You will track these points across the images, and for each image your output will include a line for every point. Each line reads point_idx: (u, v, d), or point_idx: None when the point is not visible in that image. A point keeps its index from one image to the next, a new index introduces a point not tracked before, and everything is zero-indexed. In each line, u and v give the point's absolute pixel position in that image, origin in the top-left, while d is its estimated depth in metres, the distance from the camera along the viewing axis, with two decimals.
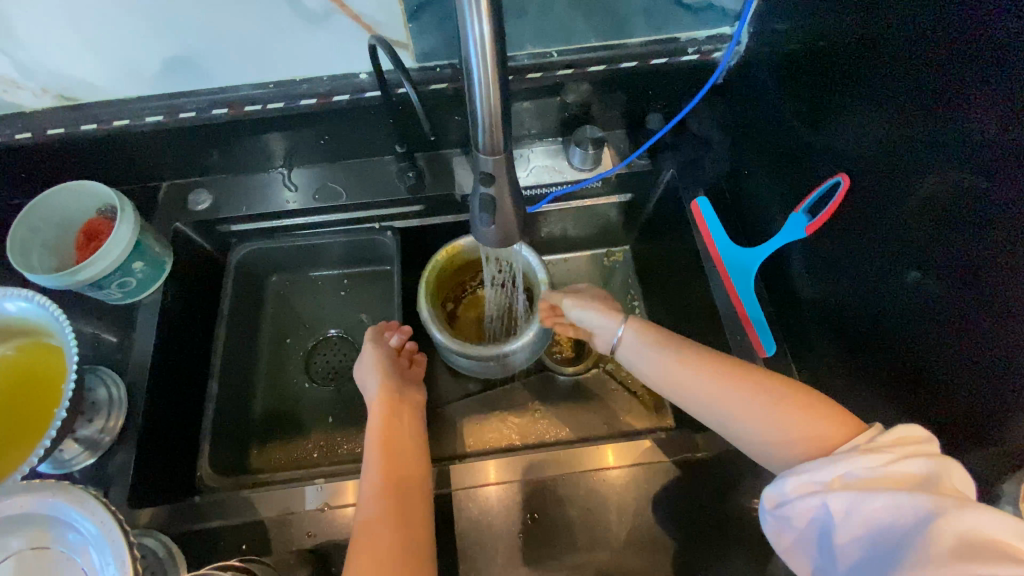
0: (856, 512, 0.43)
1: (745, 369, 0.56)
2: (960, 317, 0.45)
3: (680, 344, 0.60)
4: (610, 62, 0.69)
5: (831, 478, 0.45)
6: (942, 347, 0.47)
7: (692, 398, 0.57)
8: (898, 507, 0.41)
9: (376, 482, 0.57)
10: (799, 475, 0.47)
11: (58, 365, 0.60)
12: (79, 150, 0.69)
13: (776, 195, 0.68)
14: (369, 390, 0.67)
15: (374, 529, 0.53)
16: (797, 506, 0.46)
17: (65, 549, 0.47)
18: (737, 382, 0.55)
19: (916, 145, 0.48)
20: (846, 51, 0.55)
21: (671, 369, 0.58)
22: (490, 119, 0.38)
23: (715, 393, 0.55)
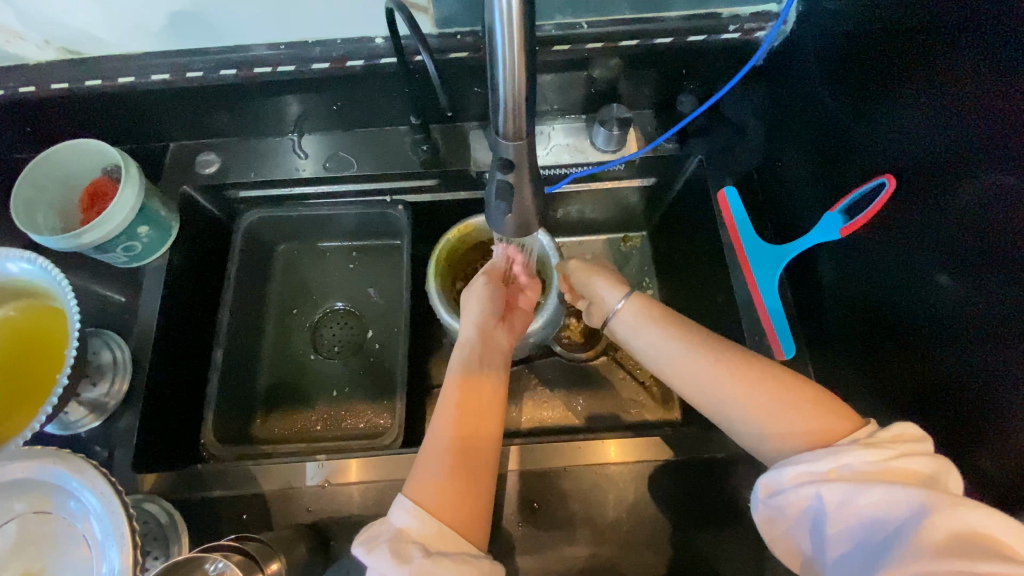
0: (852, 503, 0.40)
1: (748, 359, 0.50)
2: (997, 337, 0.42)
3: (688, 328, 0.54)
4: (642, 37, 0.64)
5: (829, 469, 0.42)
6: (979, 369, 0.44)
7: (701, 394, 0.50)
8: (894, 500, 0.39)
9: (448, 424, 0.51)
10: (796, 464, 0.43)
11: (61, 328, 0.59)
12: (83, 106, 0.66)
13: (811, 190, 0.64)
14: (467, 319, 0.62)
15: (434, 476, 0.47)
16: (794, 495, 0.43)
17: (67, 516, 0.47)
18: (750, 381, 0.48)
19: (967, 148, 0.44)
20: (901, 37, 0.50)
21: (681, 355, 0.52)
22: (513, 102, 0.35)
23: (719, 380, 0.49)
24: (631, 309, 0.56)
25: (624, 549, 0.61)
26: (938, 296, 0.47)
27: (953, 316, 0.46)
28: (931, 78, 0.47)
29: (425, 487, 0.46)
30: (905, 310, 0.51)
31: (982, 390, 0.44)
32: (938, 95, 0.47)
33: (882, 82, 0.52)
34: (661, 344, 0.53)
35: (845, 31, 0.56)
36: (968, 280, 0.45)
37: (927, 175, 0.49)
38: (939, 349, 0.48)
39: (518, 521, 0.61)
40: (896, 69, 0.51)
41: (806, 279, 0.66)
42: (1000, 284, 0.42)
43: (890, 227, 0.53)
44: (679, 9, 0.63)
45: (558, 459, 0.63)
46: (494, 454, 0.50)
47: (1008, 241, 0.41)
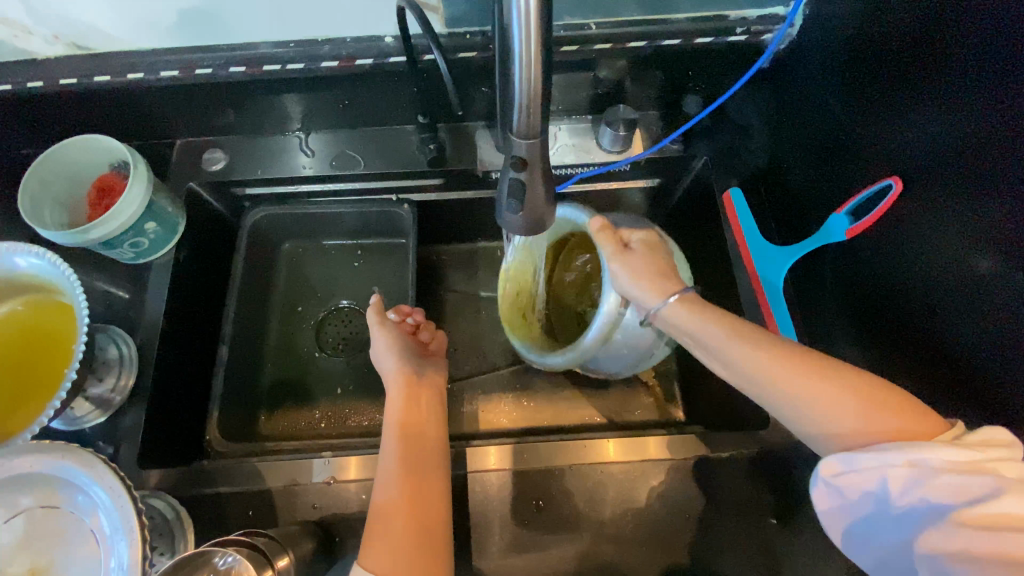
0: (917, 490, 0.38)
1: (833, 365, 0.45)
2: (1002, 338, 0.43)
3: (755, 331, 0.49)
4: (650, 38, 0.65)
5: (901, 460, 0.39)
6: (984, 369, 0.44)
7: (773, 396, 0.46)
8: (969, 489, 0.37)
9: (394, 459, 0.55)
10: (865, 453, 0.40)
11: (68, 323, 0.59)
12: (92, 102, 0.66)
13: (817, 191, 0.64)
14: (386, 368, 0.65)
15: (391, 506, 0.51)
16: (857, 477, 0.40)
17: (75, 510, 0.47)
18: (835, 384, 0.43)
19: (972, 151, 0.45)
20: (907, 41, 0.50)
21: (756, 360, 0.47)
22: (527, 101, 0.35)
23: (800, 393, 0.44)
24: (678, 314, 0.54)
25: (629, 548, 0.62)
26: (944, 297, 0.48)
27: (959, 316, 0.47)
28: (936, 82, 0.48)
29: (378, 545, 0.49)
30: (909, 310, 0.52)
31: (985, 392, 0.44)
32: (943, 98, 0.47)
33: (888, 84, 0.53)
34: (749, 359, 0.47)
35: (851, 34, 0.57)
36: (972, 281, 0.45)
37: (934, 177, 0.49)
38: (945, 350, 0.48)
39: (523, 519, 0.61)
40: (903, 73, 0.51)
41: (809, 281, 0.67)
42: (1004, 286, 0.43)
43: (894, 230, 0.54)
44: (686, 11, 0.64)
45: (561, 458, 0.63)
46: (441, 481, 0.54)
47: (1010, 243, 0.42)
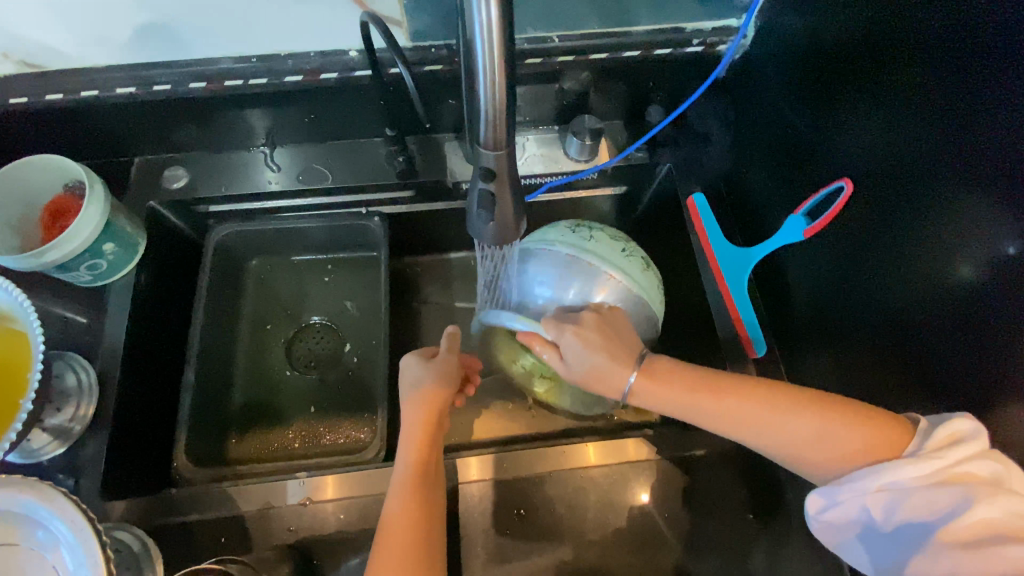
0: (894, 513, 0.44)
1: (789, 392, 0.51)
2: (956, 331, 0.46)
3: (730, 383, 0.53)
4: (612, 50, 0.66)
5: (873, 485, 0.45)
6: (942, 354, 0.47)
7: (730, 418, 0.52)
8: (938, 501, 0.43)
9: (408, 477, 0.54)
10: (842, 485, 0.47)
11: (23, 352, 0.57)
12: (41, 120, 0.64)
13: (776, 195, 0.67)
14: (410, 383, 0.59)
15: (387, 540, 0.50)
16: (840, 509, 0.47)
17: (33, 547, 0.45)
18: (783, 400, 0.51)
19: (917, 152, 0.48)
20: (851, 52, 0.53)
21: (730, 413, 0.52)
22: (493, 112, 0.36)
23: (773, 423, 0.50)
24: (665, 391, 0.53)
25: (610, 552, 0.62)
26: (903, 292, 0.51)
27: (916, 309, 0.49)
28: (878, 90, 0.51)
29: None
30: (869, 305, 0.55)
31: (943, 377, 0.47)
32: (886, 103, 0.50)
33: (838, 92, 0.56)
34: (732, 411, 0.52)
35: (801, 45, 0.60)
36: (929, 276, 0.48)
37: (884, 178, 0.52)
38: (905, 345, 0.51)
39: (505, 529, 0.61)
40: (849, 83, 0.54)
41: (773, 280, 0.69)
42: (959, 283, 0.46)
43: (849, 230, 0.56)
44: (646, 23, 0.66)
45: (541, 464, 0.63)
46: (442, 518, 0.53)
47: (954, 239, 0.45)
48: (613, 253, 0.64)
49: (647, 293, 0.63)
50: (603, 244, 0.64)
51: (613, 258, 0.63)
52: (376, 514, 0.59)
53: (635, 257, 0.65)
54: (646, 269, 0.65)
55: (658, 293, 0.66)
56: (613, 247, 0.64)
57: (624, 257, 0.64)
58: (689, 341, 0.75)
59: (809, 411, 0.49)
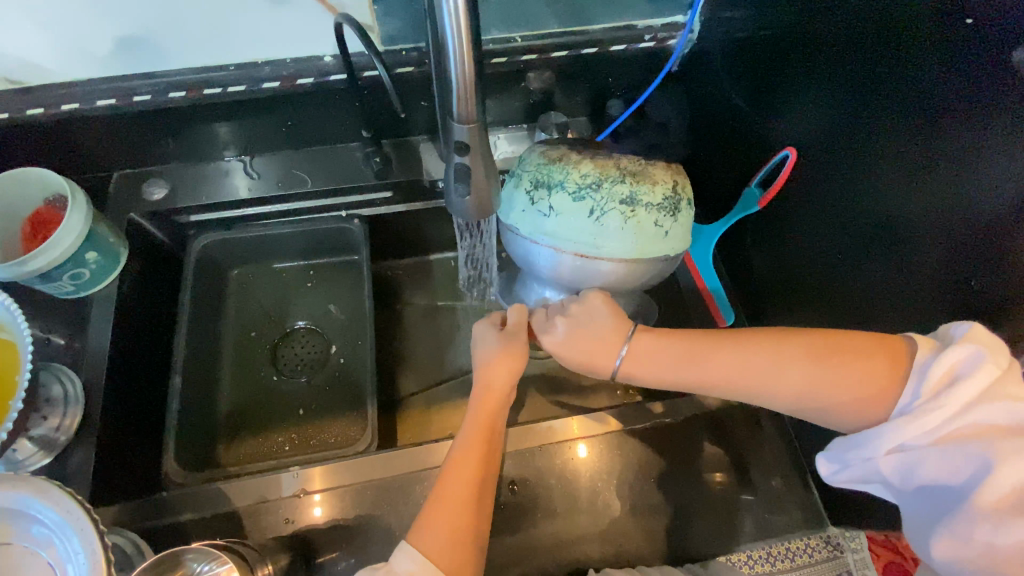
0: (909, 476, 0.42)
1: (773, 336, 0.49)
2: (909, 271, 0.49)
3: (713, 341, 0.52)
4: (572, 48, 0.71)
5: (883, 449, 0.43)
6: (886, 302, 0.52)
7: (720, 378, 0.50)
8: (955, 462, 0.40)
9: (479, 445, 0.52)
10: (851, 450, 0.45)
11: (7, 360, 0.57)
12: (21, 137, 0.65)
13: (733, 173, 0.72)
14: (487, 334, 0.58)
15: (451, 484, 0.50)
16: (853, 473, 0.45)
17: (28, 544, 0.44)
18: (769, 347, 0.49)
19: (843, 118, 0.53)
20: (784, 35, 0.59)
21: (723, 374, 0.50)
22: (463, 87, 0.39)
23: (768, 373, 0.48)
24: (649, 374, 0.52)
25: (604, 523, 0.63)
26: (858, 244, 0.54)
27: (859, 261, 0.55)
28: (809, 67, 0.56)
29: (433, 526, 0.47)
30: (821, 264, 0.60)
31: (888, 323, 0.52)
32: (817, 78, 0.55)
33: (776, 73, 0.61)
34: (725, 370, 0.50)
35: (741, 34, 0.65)
36: (873, 227, 0.52)
37: (821, 145, 0.57)
38: (856, 296, 0.56)
39: (499, 508, 0.63)
40: (784, 64, 0.60)
41: (738, 253, 0.74)
42: (894, 229, 0.50)
43: (799, 195, 0.61)
44: (600, 22, 0.71)
45: (531, 439, 0.65)
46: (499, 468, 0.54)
47: (884, 193, 0.50)
48: (579, 223, 0.56)
49: (636, 250, 0.57)
50: (565, 218, 0.56)
51: (581, 231, 0.56)
52: (371, 499, 0.60)
53: (609, 213, 0.55)
54: (625, 219, 0.56)
55: (654, 235, 0.57)
56: (577, 214, 0.56)
57: (594, 221, 0.56)
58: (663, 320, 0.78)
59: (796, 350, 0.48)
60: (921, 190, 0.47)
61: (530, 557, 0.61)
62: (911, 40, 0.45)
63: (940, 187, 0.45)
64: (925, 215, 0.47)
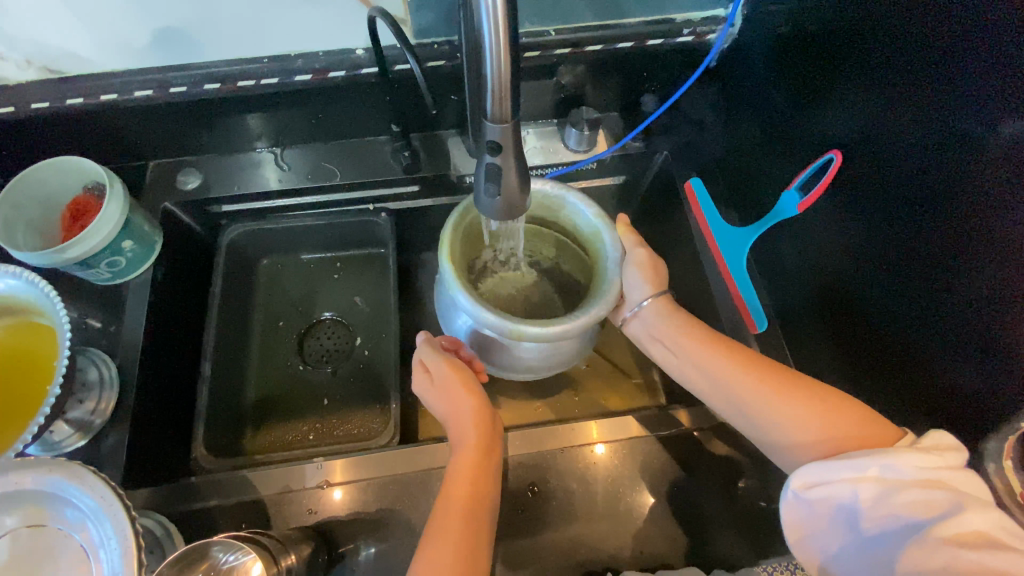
0: (885, 504, 0.41)
1: (785, 379, 0.52)
2: (947, 293, 0.47)
3: (730, 347, 0.56)
4: (607, 42, 0.69)
5: (867, 472, 0.43)
6: (921, 326, 0.49)
7: (733, 398, 0.54)
8: (933, 500, 0.40)
9: (470, 461, 0.54)
10: (837, 463, 0.44)
11: (49, 344, 0.59)
12: (62, 125, 0.67)
13: (770, 174, 0.69)
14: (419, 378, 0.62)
15: (441, 526, 0.50)
16: (826, 490, 0.44)
17: (62, 527, 0.46)
18: (769, 385, 0.52)
19: (902, 122, 0.50)
20: (837, 31, 0.56)
21: (731, 388, 0.54)
22: (498, 86, 0.38)
23: (761, 413, 0.52)
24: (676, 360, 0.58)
25: (623, 529, 0.63)
26: (884, 269, 0.53)
27: (898, 279, 0.52)
28: (860, 66, 0.54)
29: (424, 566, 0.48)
30: (855, 278, 0.57)
31: (924, 350, 0.49)
32: (869, 79, 0.53)
33: (825, 70, 0.58)
34: (733, 387, 0.54)
35: (785, 30, 0.63)
36: (899, 256, 0.51)
37: (869, 148, 0.54)
38: (889, 319, 0.53)
39: (520, 507, 0.62)
40: (834, 62, 0.57)
41: (771, 257, 0.71)
42: (922, 260, 0.49)
43: (837, 203, 0.59)
44: (637, 15, 0.69)
45: (551, 442, 0.65)
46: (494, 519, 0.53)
47: (926, 205, 0.48)
48: None
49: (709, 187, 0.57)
50: None
51: None
52: (393, 493, 0.61)
53: None
54: None
55: None
56: None
57: None
58: None
59: (791, 398, 0.50)
60: (970, 215, 0.44)
61: (550, 559, 0.61)
62: (996, 37, 0.41)
63: (994, 217, 0.43)
64: (961, 242, 0.45)
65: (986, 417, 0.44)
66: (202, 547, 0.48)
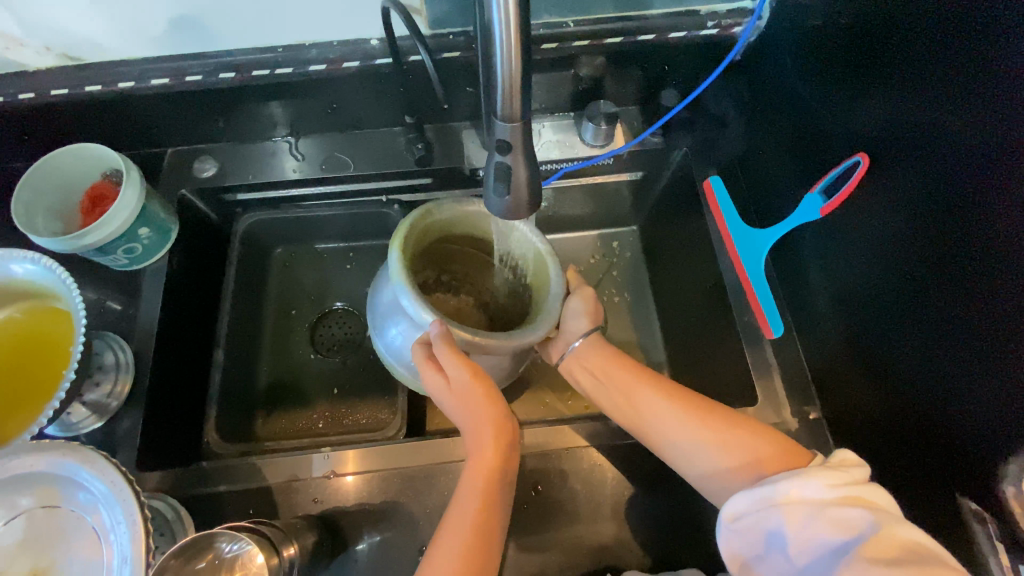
0: (809, 526, 0.43)
1: (708, 410, 0.55)
2: (974, 307, 0.45)
3: (658, 384, 0.58)
4: (628, 34, 0.67)
5: (788, 495, 0.45)
6: (944, 340, 0.47)
7: (671, 435, 0.55)
8: (846, 516, 0.43)
9: (486, 473, 0.53)
10: (760, 488, 0.46)
11: (67, 329, 0.60)
12: (83, 112, 0.68)
13: (793, 174, 0.67)
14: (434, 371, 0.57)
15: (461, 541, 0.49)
16: (755, 517, 0.45)
17: (75, 509, 0.47)
18: (696, 419, 0.54)
19: (936, 127, 0.47)
20: (870, 26, 0.53)
21: (665, 424, 0.55)
22: (509, 84, 0.37)
23: (699, 444, 0.53)
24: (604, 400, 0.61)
25: (626, 530, 0.62)
26: (909, 280, 0.51)
27: (922, 291, 0.50)
28: (894, 64, 0.51)
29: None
30: (877, 287, 0.55)
31: (944, 366, 0.47)
32: (903, 78, 0.50)
33: (857, 67, 0.55)
34: (665, 422, 0.55)
35: (815, 23, 0.60)
36: (917, 274, 0.50)
37: (900, 150, 0.51)
38: (909, 331, 0.51)
39: (523, 504, 0.62)
40: (867, 58, 0.54)
41: (791, 260, 0.69)
42: (940, 278, 0.48)
43: (864, 208, 0.56)
44: (659, 6, 0.66)
45: (557, 441, 0.64)
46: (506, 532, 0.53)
47: (960, 216, 0.45)
48: None
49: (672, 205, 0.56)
50: None
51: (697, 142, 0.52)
52: (397, 486, 0.61)
53: None
54: None
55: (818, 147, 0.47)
56: None
57: None
58: (707, 326, 0.75)
59: (716, 425, 0.54)
60: (1000, 228, 0.42)
61: (551, 557, 0.61)
62: None
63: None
64: (993, 256, 0.43)
65: (1004, 439, 0.43)
66: (207, 538, 0.50)
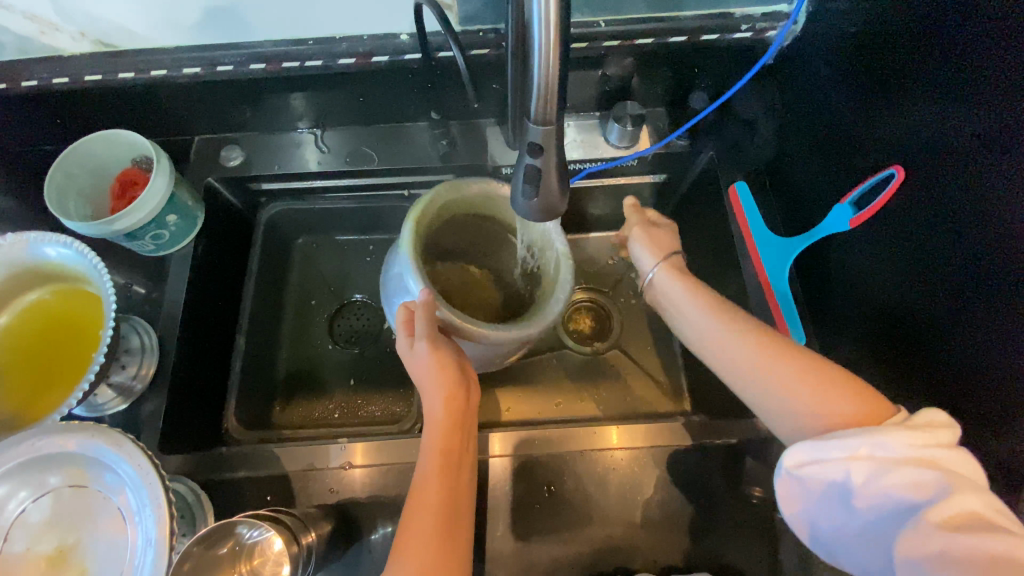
0: (878, 481, 0.40)
1: (793, 348, 0.49)
2: (1009, 330, 0.44)
3: (732, 322, 0.53)
4: (659, 35, 0.66)
5: (858, 449, 0.41)
6: (974, 360, 0.47)
7: (743, 377, 0.50)
8: (922, 479, 0.39)
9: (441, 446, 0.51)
10: (828, 440, 0.42)
11: (96, 311, 0.62)
12: (115, 98, 0.68)
13: (822, 183, 0.65)
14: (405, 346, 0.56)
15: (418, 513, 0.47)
16: (820, 468, 0.42)
17: (103, 489, 0.49)
18: (774, 356, 0.49)
19: (975, 142, 0.46)
20: (911, 35, 0.51)
21: (742, 362, 0.50)
22: (545, 87, 0.37)
23: (775, 387, 0.48)
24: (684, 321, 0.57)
25: (638, 534, 0.62)
26: (941, 296, 0.50)
27: (953, 309, 0.49)
28: (933, 75, 0.49)
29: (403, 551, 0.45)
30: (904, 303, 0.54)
31: (975, 387, 0.47)
32: (942, 90, 0.49)
33: (894, 77, 0.54)
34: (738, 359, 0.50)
35: (851, 29, 0.59)
36: (949, 291, 0.49)
37: (935, 164, 0.50)
38: (937, 349, 0.50)
39: (535, 504, 0.62)
40: (904, 68, 0.53)
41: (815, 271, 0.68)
42: (974, 295, 0.47)
43: (895, 221, 0.55)
44: (692, 8, 0.65)
45: (571, 442, 0.65)
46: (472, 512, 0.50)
47: (996, 235, 0.44)
48: None
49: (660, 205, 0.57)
50: None
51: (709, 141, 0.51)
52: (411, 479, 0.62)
53: None
54: None
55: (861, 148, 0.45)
56: None
57: None
58: None
59: (800, 368, 0.47)
60: None
61: (562, 557, 0.61)
62: None
63: None
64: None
65: None
66: (227, 525, 0.51)
